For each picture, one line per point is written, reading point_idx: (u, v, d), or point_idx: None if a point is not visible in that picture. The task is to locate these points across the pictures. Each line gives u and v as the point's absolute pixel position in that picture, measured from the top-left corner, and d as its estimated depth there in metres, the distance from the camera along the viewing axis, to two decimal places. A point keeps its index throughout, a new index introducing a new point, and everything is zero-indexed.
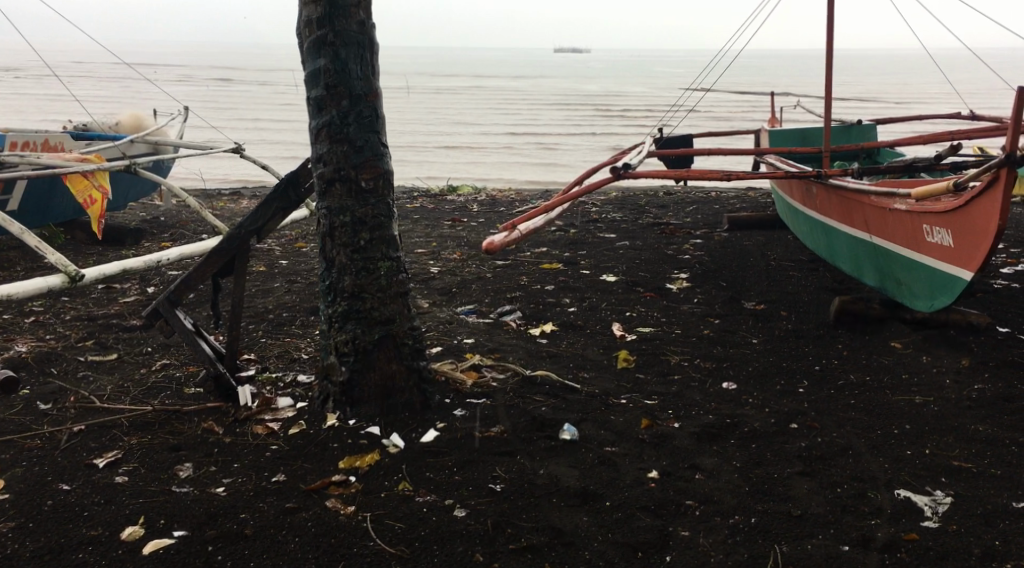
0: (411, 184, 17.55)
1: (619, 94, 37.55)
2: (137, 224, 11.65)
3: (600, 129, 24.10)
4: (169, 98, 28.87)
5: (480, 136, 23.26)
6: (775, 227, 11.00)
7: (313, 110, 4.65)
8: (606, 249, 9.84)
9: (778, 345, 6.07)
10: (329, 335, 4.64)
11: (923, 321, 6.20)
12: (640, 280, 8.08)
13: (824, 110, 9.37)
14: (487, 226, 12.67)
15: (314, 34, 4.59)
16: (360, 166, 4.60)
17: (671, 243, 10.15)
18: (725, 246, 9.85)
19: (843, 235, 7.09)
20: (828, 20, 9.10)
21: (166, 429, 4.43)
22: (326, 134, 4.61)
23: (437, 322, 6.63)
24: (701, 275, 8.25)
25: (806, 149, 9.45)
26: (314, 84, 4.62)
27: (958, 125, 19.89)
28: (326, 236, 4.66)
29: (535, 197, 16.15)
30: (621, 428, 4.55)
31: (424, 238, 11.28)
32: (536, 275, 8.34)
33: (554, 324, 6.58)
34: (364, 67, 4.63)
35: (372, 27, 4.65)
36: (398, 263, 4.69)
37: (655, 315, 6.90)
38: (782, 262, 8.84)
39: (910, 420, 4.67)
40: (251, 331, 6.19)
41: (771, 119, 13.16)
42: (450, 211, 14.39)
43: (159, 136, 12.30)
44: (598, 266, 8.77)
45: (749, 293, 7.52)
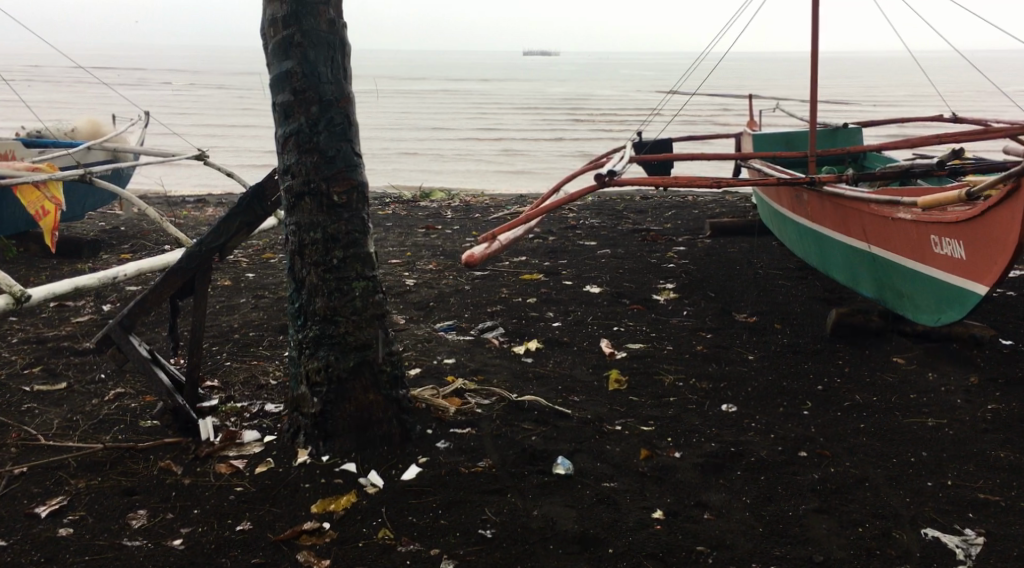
0: (383, 190, 17.16)
1: (591, 97, 37.35)
2: (96, 235, 11.17)
3: (574, 133, 23.83)
4: (133, 103, 28.29)
5: (452, 140, 22.91)
6: (759, 232, 10.72)
7: (279, 118, 4.27)
8: (587, 258, 9.51)
9: (775, 362, 5.76)
10: (299, 362, 4.25)
11: (925, 334, 5.91)
12: (625, 291, 7.74)
13: (809, 113, 9.10)
14: (462, 233, 12.31)
15: (279, 34, 4.21)
16: (332, 178, 4.23)
17: (653, 250, 9.84)
18: (710, 254, 9.55)
19: (836, 243, 6.79)
20: (814, 20, 8.82)
21: (118, 470, 4.03)
22: (294, 143, 4.23)
23: (415, 340, 6.26)
24: (687, 285, 7.93)
25: (792, 154, 9.17)
26: (280, 89, 4.24)
27: (934, 127, 19.79)
28: (294, 255, 4.28)
29: (510, 202, 15.81)
30: (618, 460, 4.21)
31: (397, 247, 10.91)
32: (516, 287, 7.99)
33: (539, 341, 6.23)
34: (336, 70, 4.26)
35: (343, 26, 4.29)
36: (375, 283, 4.32)
37: (643, 330, 6.56)
38: (770, 271, 8.55)
39: (927, 445, 4.37)
40: (216, 353, 5.79)
41: (750, 122, 12.89)
42: (423, 218, 14.02)
43: (118, 143, 11.84)
44: (580, 276, 8.43)
45: (739, 305, 7.21)
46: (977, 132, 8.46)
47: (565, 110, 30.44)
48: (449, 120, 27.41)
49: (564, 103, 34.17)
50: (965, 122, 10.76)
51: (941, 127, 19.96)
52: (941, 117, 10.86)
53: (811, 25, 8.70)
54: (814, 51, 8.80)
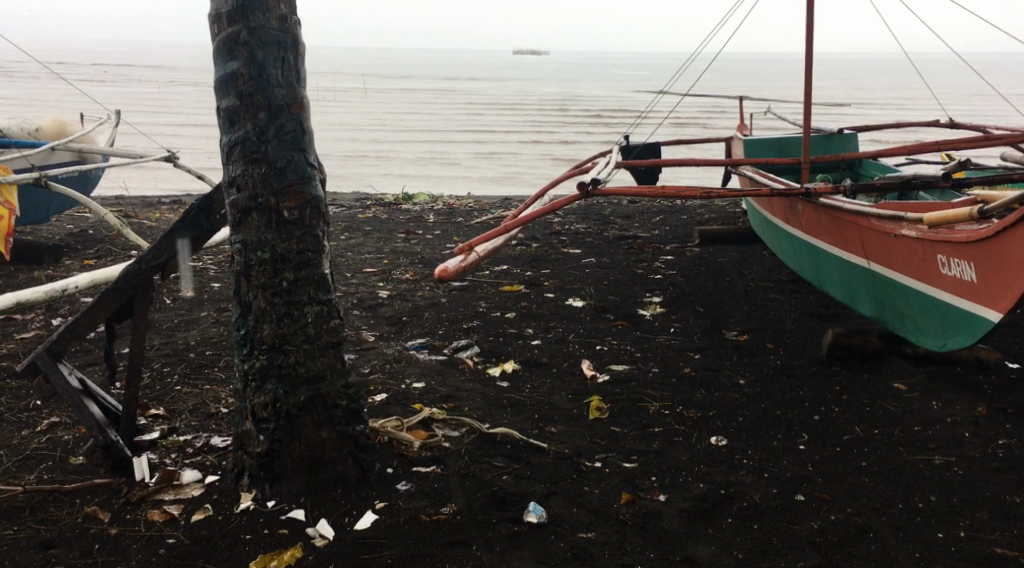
0: (365, 193, 16.76)
1: (579, 98, 37.02)
2: (60, 239, 10.73)
3: (562, 135, 23.46)
4: (113, 101, 27.79)
5: (438, 141, 22.52)
6: (750, 241, 10.34)
7: (224, 124, 3.86)
8: (571, 267, 9.13)
9: (768, 387, 5.37)
10: (245, 396, 3.84)
11: (927, 356, 5.53)
12: (609, 305, 7.35)
13: (803, 118, 8.71)
14: (444, 239, 11.91)
15: (224, 32, 3.80)
16: (283, 191, 3.82)
17: (640, 260, 9.46)
18: (699, 264, 9.17)
19: (833, 258, 6.41)
20: (808, 22, 8.44)
21: (39, 517, 3.69)
22: (239, 152, 3.82)
23: (384, 361, 5.85)
24: (675, 299, 7.55)
25: (784, 161, 8.79)
26: (225, 92, 3.83)
27: (928, 132, 19.48)
28: (240, 276, 3.86)
29: (495, 207, 15.43)
30: (597, 506, 3.84)
31: (374, 253, 10.50)
32: (495, 300, 7.59)
33: (516, 363, 5.83)
34: (288, 72, 3.86)
35: (297, 24, 3.89)
36: (331, 308, 3.92)
37: (628, 350, 6.17)
38: (761, 283, 8.18)
39: (936, 487, 3.99)
40: (166, 375, 5.37)
41: (741, 127, 12.52)
42: (404, 222, 13.62)
43: (84, 143, 11.42)
44: (563, 289, 8.04)
45: (729, 322, 6.83)
46: (979, 140, 8.09)
47: (552, 111, 30.06)
48: (435, 120, 27.00)
49: (553, 103, 33.85)
50: (963, 128, 10.40)
51: (934, 132, 19.64)
52: (938, 122, 10.50)
53: (805, 27, 8.32)
54: (807, 54, 8.42)
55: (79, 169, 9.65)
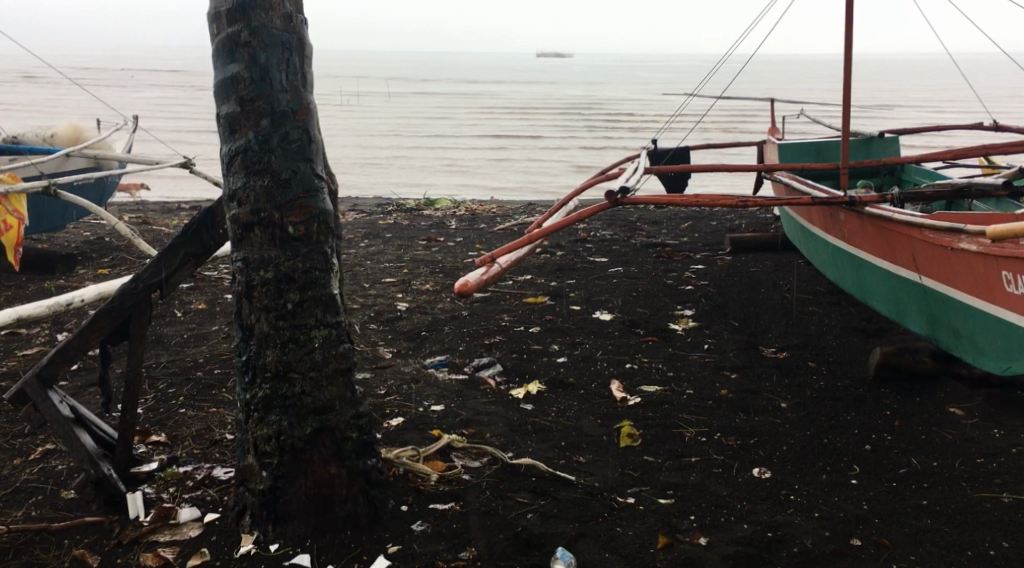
0: (386, 200, 16.50)
1: (603, 101, 36.63)
2: (74, 247, 10.50)
3: (587, 139, 23.15)
4: (135, 106, 27.75)
5: (460, 146, 22.25)
6: (784, 249, 9.95)
7: (224, 133, 3.57)
8: (597, 277, 8.78)
9: (813, 411, 5.00)
10: (246, 428, 3.53)
11: (984, 378, 5.15)
12: (639, 319, 7.00)
13: (842, 121, 8.32)
14: (466, 247, 11.59)
15: (224, 33, 3.51)
16: (287, 205, 3.51)
17: (670, 269, 9.09)
18: (732, 274, 8.79)
19: (879, 270, 6.02)
20: (846, 21, 8.06)
21: (23, 560, 3.41)
22: (240, 162, 3.52)
23: (402, 380, 5.53)
24: (708, 312, 7.18)
25: (821, 166, 8.40)
26: (225, 98, 3.54)
27: (964, 136, 19.02)
28: (241, 297, 3.56)
29: (518, 213, 15.11)
30: (632, 551, 3.53)
31: (394, 262, 10.20)
32: (518, 312, 7.26)
33: (541, 383, 5.48)
34: (293, 76, 3.56)
35: (302, 23, 3.59)
36: (340, 331, 3.61)
37: (660, 368, 5.81)
38: (798, 294, 7.79)
39: (1007, 530, 3.65)
40: (171, 398, 5.08)
41: (772, 130, 12.11)
42: (426, 229, 13.32)
43: (100, 150, 11.20)
44: (590, 301, 7.69)
45: (767, 337, 6.45)
46: None
47: (575, 114, 29.70)
48: (457, 124, 26.74)
49: (577, 107, 33.58)
50: (1007, 131, 9.97)
51: (969, 136, 19.15)
52: (981, 126, 10.05)
53: (844, 26, 7.94)
54: (846, 54, 8.03)
55: (94, 176, 9.43)
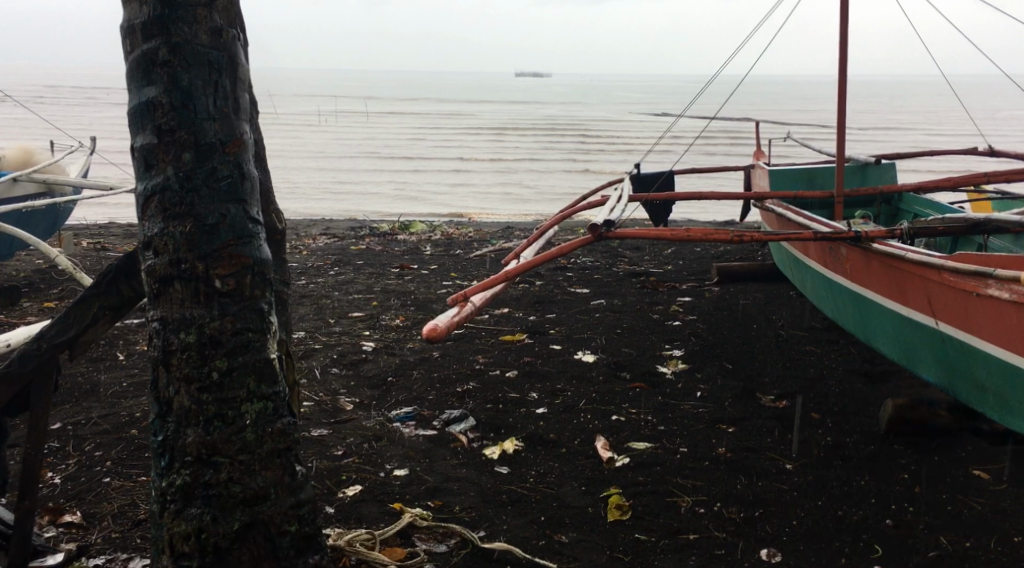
0: (360, 224, 15.96)
1: (582, 121, 36.27)
2: (22, 277, 9.87)
3: (566, 161, 22.74)
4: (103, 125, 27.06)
5: (437, 167, 21.77)
6: (774, 279, 9.48)
7: (138, 168, 2.99)
8: (578, 311, 8.27)
9: (820, 472, 4.49)
10: (162, 522, 2.99)
11: (1007, 435, 4.66)
12: (624, 361, 6.47)
13: (837, 146, 7.85)
14: (439, 275, 11.04)
15: (138, 50, 2.94)
16: (215, 255, 2.95)
17: (655, 302, 8.59)
18: (722, 308, 8.29)
19: (885, 311, 5.53)
20: (841, 41, 7.60)
21: None
22: (157, 203, 2.95)
23: (363, 436, 4.97)
24: (698, 353, 6.66)
25: (814, 195, 7.94)
26: (139, 127, 2.96)
27: (949, 161, 18.72)
28: (158, 364, 2.98)
29: (496, 237, 14.60)
30: None
31: (363, 293, 9.64)
32: (494, 352, 6.72)
33: (518, 440, 4.92)
34: (224, 100, 2.99)
35: (235, 37, 3.03)
36: (277, 404, 3.05)
37: (649, 420, 5.27)
38: (793, 330, 7.30)
39: None
40: (97, 465, 4.48)
41: (759, 153, 11.66)
42: (399, 255, 12.78)
43: (51, 174, 10.58)
44: (571, 339, 7.15)
45: (764, 382, 5.93)
46: None
47: (553, 135, 29.26)
48: (433, 144, 26.21)
49: (557, 126, 33.23)
50: (1005, 156, 9.54)
51: (954, 161, 18.86)
52: (977, 148, 9.62)
53: (839, 46, 7.47)
54: (841, 75, 7.56)
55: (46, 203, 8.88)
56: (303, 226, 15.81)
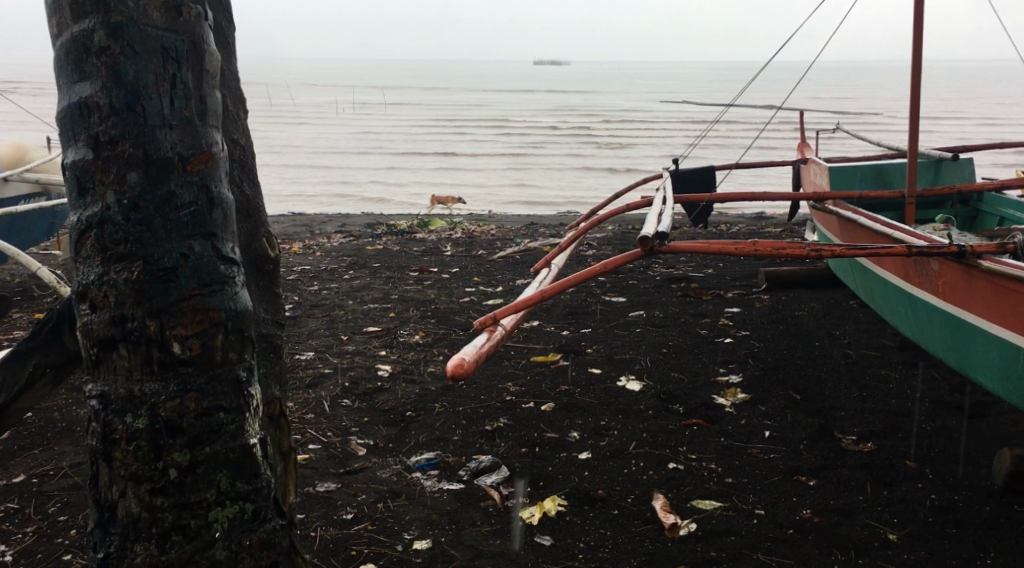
0: (376, 222, 15.24)
1: (603, 113, 35.40)
2: (13, 284, 9.17)
3: (590, 156, 21.96)
4: None
5: (457, 162, 21.03)
6: (828, 287, 8.66)
7: (70, 193, 2.22)
8: (617, 325, 7.49)
9: (929, 546, 3.71)
10: None
11: None
12: (674, 390, 5.70)
13: (909, 143, 7.04)
14: (462, 279, 10.27)
15: (68, 33, 2.19)
16: (172, 310, 2.19)
17: (700, 315, 7.79)
18: (777, 322, 7.48)
19: (989, 339, 4.74)
20: (914, 26, 6.81)
21: None
22: (95, 240, 2.18)
23: (379, 491, 4.22)
24: (759, 381, 5.87)
25: (881, 195, 7.29)
26: (71, 138, 2.20)
27: (996, 155, 17.81)
28: (99, 457, 2.23)
29: (521, 235, 13.83)
30: None
31: (380, 302, 8.90)
32: (526, 378, 5.97)
33: (562, 497, 4.16)
34: (186, 98, 2.23)
35: (202, 17, 2.28)
36: (260, 505, 2.30)
37: (713, 468, 4.49)
38: (861, 352, 6.50)
39: None
40: (59, 534, 3.74)
41: (804, 146, 10.82)
42: (418, 255, 12.04)
43: (46, 173, 9.87)
44: (612, 362, 6.38)
45: (842, 421, 5.14)
46: None
47: (574, 127, 28.42)
48: (452, 138, 25.46)
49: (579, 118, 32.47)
50: None
51: (1001, 155, 17.95)
52: None
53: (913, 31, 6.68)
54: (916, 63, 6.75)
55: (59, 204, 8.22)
56: (317, 225, 15.08)
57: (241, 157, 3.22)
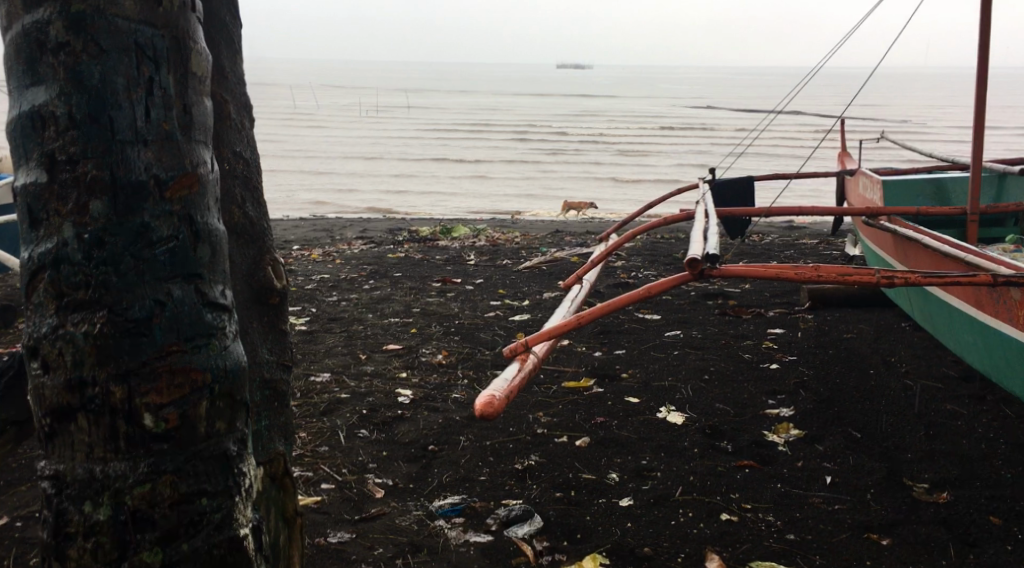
0: (398, 228, 14.85)
1: (627, 119, 34.91)
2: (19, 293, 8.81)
3: (615, 162, 21.54)
4: None
5: (481, 168, 20.66)
6: (874, 306, 8.18)
7: (21, 224, 1.79)
8: (653, 346, 7.04)
9: None
10: None
11: None
12: (721, 425, 5.24)
13: (973, 156, 6.58)
14: (487, 291, 9.85)
15: (19, 25, 1.77)
16: (143, 373, 1.74)
17: (742, 336, 7.31)
18: (826, 347, 6.99)
19: None
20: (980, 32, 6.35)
21: None
22: (48, 283, 1.75)
23: (398, 543, 3.78)
24: (813, 417, 5.41)
25: (939, 211, 6.86)
26: (21, 156, 1.78)
27: None
28: (52, 555, 1.80)
29: (546, 244, 13.40)
30: None
31: (401, 315, 8.48)
32: (559, 406, 5.54)
33: (603, 555, 3.71)
34: (166, 106, 1.81)
35: (187, 7, 1.86)
36: None
37: (772, 522, 4.05)
38: (920, 385, 6.03)
39: None
40: None
41: (846, 155, 10.33)
42: (440, 264, 11.62)
43: None
44: (650, 389, 5.92)
45: (911, 469, 4.68)
46: None
47: (599, 133, 27.98)
48: (474, 142, 25.10)
49: (603, 123, 32.07)
50: None
51: None
52: None
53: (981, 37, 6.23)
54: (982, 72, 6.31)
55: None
56: (337, 231, 14.71)
57: (247, 177, 2.80)
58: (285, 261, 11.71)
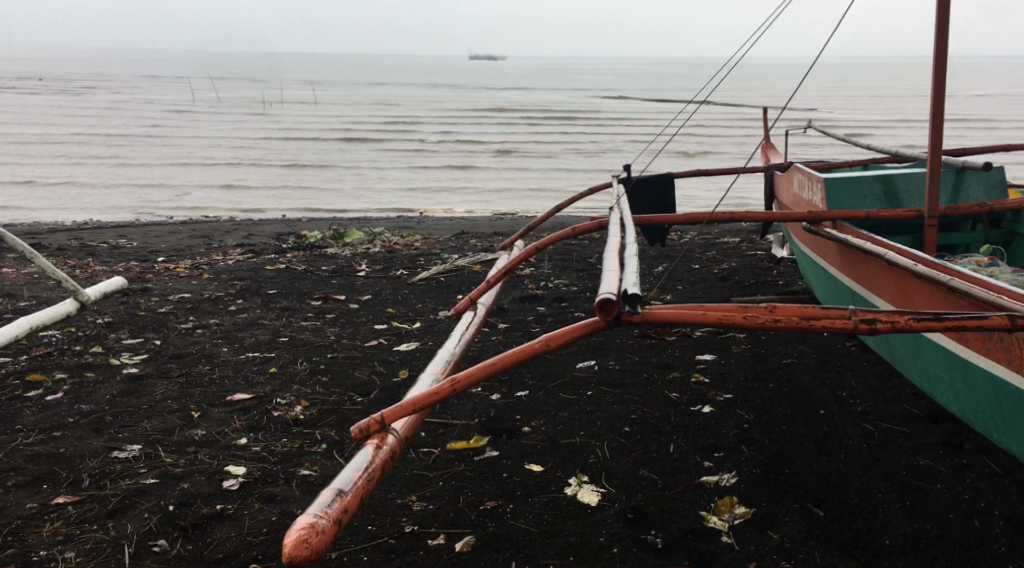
0: (283, 234, 13.37)
1: (539, 112, 33.63)
2: None
3: (525, 163, 20.38)
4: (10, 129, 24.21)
5: (381, 171, 19.27)
6: None
7: None
8: (561, 383, 5.82)
9: None
10: None
11: None
12: (648, 505, 4.05)
13: (932, 152, 5.52)
14: (372, 310, 8.49)
15: None
16: None
17: (667, 366, 6.14)
18: (766, 379, 5.83)
19: None
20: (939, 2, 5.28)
21: None
22: None
23: None
24: (762, 486, 4.26)
25: (894, 216, 5.79)
26: None
27: None
28: None
29: (447, 248, 12.06)
30: None
31: (263, 347, 7.08)
32: (440, 482, 4.26)
33: None
34: None
35: None
36: None
37: None
38: (885, 430, 4.94)
39: None
40: None
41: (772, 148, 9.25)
42: (324, 277, 10.20)
43: None
44: (557, 451, 4.65)
45: None
46: None
47: (509, 129, 26.80)
48: (377, 142, 23.65)
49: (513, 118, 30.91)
50: None
51: None
52: None
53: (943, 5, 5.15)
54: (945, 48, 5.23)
55: (31, 321, 6.48)
56: (215, 238, 13.09)
57: None
58: (144, 277, 10.14)
